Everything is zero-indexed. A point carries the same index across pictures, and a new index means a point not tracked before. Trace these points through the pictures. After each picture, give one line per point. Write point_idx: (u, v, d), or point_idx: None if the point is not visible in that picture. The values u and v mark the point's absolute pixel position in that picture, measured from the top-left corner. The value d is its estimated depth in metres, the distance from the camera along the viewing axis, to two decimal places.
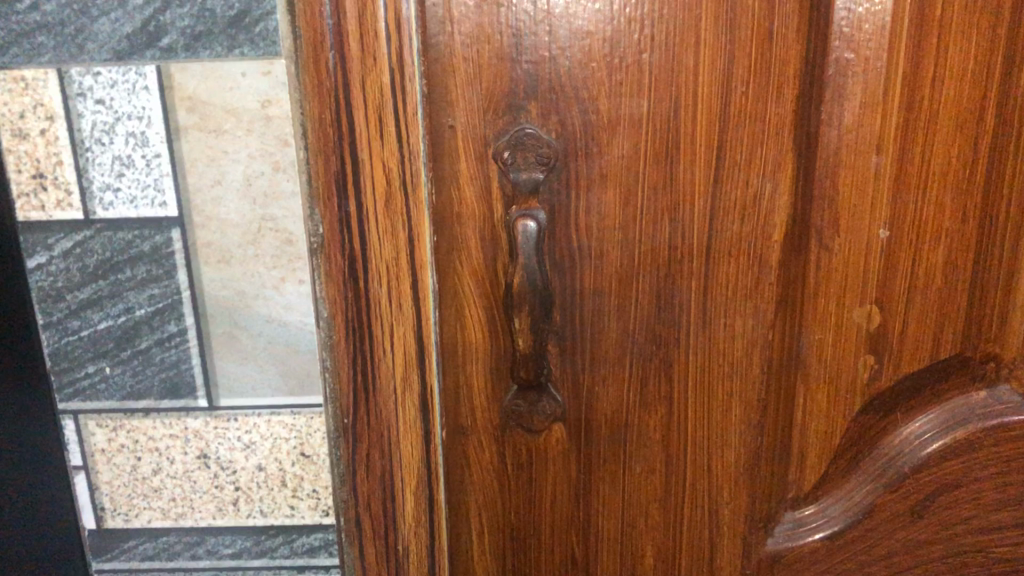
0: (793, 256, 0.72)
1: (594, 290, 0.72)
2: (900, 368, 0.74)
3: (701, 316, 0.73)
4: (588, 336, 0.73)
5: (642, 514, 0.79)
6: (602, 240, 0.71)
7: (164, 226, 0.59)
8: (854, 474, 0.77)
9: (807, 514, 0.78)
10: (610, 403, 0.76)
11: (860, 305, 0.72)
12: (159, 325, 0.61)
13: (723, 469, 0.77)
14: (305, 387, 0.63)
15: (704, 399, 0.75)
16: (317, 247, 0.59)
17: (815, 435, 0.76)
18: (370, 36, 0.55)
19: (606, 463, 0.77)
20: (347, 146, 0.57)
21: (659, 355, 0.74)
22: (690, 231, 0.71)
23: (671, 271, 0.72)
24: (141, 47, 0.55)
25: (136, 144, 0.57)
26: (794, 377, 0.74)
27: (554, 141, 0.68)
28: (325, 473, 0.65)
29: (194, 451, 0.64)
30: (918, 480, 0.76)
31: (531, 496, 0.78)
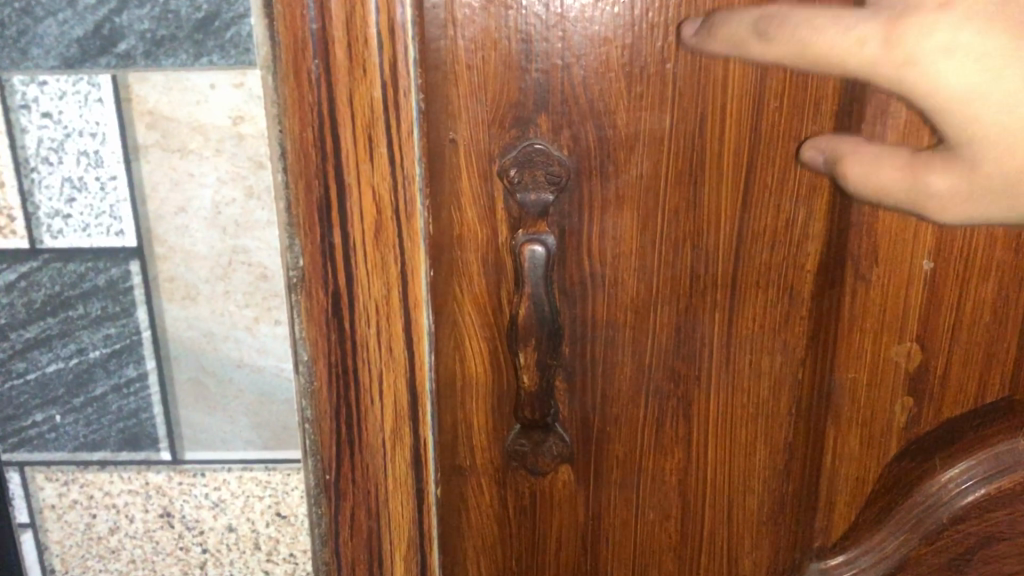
0: (827, 290, 0.63)
1: (607, 322, 0.64)
2: (942, 413, 0.66)
3: (724, 352, 0.65)
4: (600, 370, 0.65)
5: (654, 565, 0.70)
6: (617, 267, 0.63)
7: (121, 257, 0.51)
8: (886, 525, 0.66)
9: (834, 565, 0.68)
10: (622, 445, 0.67)
11: (898, 343, 0.64)
12: (115, 368, 0.53)
13: (746, 517, 0.69)
14: (284, 440, 0.55)
15: (724, 442, 0.67)
16: (297, 281, 0.51)
17: (846, 480, 0.68)
18: (359, 45, 0.48)
19: (617, 508, 0.69)
20: (332, 169, 0.50)
21: (676, 394, 0.66)
22: (715, 260, 0.63)
23: (692, 303, 0.64)
24: (95, 53, 0.48)
25: (89, 164, 0.50)
26: (824, 420, 0.66)
27: (566, 158, 0.60)
28: (304, 534, 0.57)
29: (156, 509, 0.56)
30: (961, 531, 0.64)
31: (534, 543, 0.70)
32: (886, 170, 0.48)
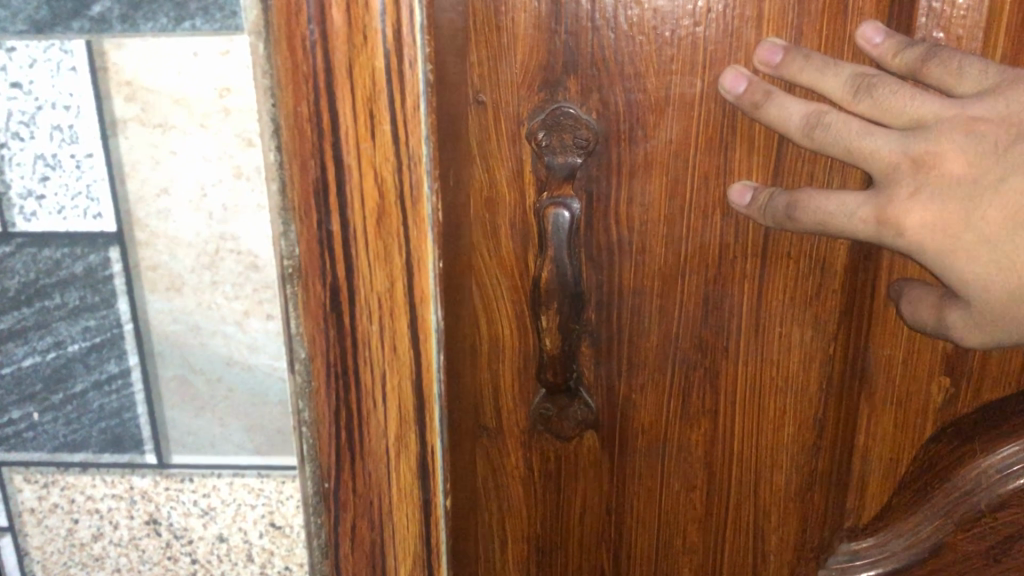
0: (864, 261, 0.57)
1: (635, 289, 0.59)
2: (981, 395, 0.58)
3: (754, 323, 0.59)
4: (625, 340, 0.60)
5: (679, 534, 0.65)
6: (645, 234, 0.58)
7: (100, 243, 0.47)
8: (922, 507, 0.59)
9: (866, 545, 0.61)
10: (648, 413, 0.62)
11: None
12: (96, 364, 0.49)
13: (773, 493, 0.63)
14: (278, 445, 0.50)
15: (750, 416, 0.62)
16: (292, 272, 0.46)
17: (879, 459, 0.61)
18: (359, 8, 0.43)
19: (641, 478, 0.64)
20: (329, 149, 0.45)
21: (704, 365, 0.61)
22: (746, 231, 0.57)
23: (721, 273, 0.58)
24: (67, 17, 0.43)
25: (63, 140, 0.45)
26: (857, 395, 0.60)
27: (595, 122, 0.55)
28: (300, 547, 0.51)
29: (141, 515, 0.52)
30: (1000, 519, 0.57)
31: (559, 510, 0.65)
32: (922, 310, 0.52)
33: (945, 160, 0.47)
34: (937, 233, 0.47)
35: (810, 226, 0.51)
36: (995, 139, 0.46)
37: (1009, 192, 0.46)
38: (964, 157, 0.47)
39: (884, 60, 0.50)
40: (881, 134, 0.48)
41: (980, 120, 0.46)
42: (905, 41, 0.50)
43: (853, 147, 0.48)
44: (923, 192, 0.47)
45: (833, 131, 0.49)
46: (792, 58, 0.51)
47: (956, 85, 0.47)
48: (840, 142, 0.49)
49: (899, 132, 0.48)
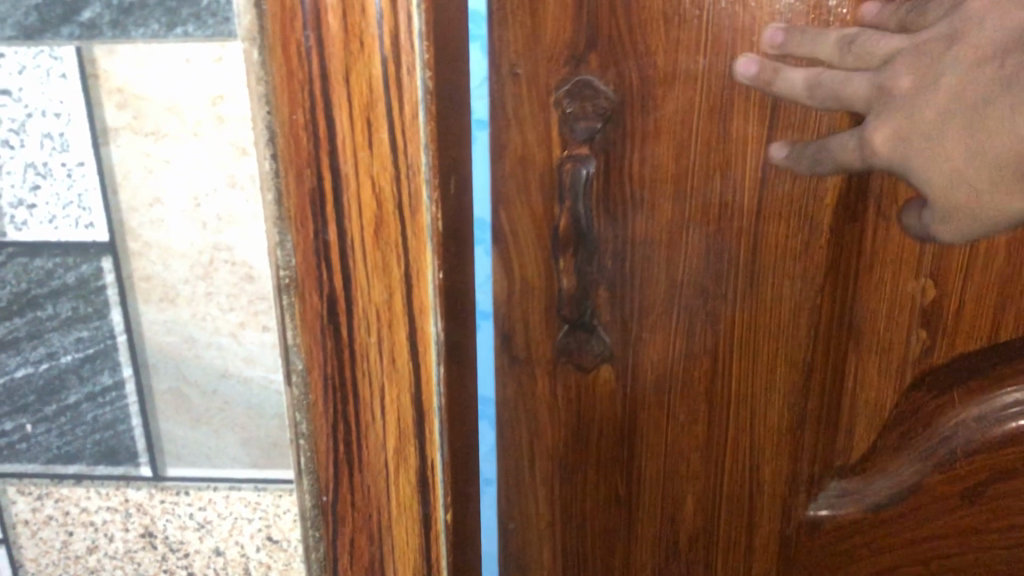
0: (847, 221, 0.74)
1: (644, 239, 0.77)
2: (953, 349, 0.77)
3: (750, 275, 0.77)
4: (636, 282, 0.79)
5: (683, 460, 0.86)
6: (654, 192, 0.75)
7: (92, 253, 0.46)
8: (904, 449, 0.81)
9: (851, 484, 0.84)
10: (656, 352, 0.81)
11: (916, 278, 0.75)
12: (89, 375, 0.48)
13: (766, 427, 0.83)
14: (274, 458, 0.49)
15: (748, 356, 0.80)
16: (288, 284, 0.45)
17: (864, 406, 0.81)
18: (356, 15, 0.42)
19: (651, 406, 0.84)
20: (326, 158, 0.43)
21: (705, 309, 0.79)
22: (743, 189, 0.74)
23: (721, 226, 0.76)
24: (56, 22, 0.42)
25: (54, 148, 0.44)
26: (845, 342, 0.79)
27: (612, 93, 0.72)
28: (297, 562, 0.51)
29: (137, 528, 0.51)
30: (969, 463, 0.80)
31: (580, 436, 0.86)
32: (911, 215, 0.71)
33: (900, 78, 0.64)
34: (903, 142, 0.65)
35: (828, 166, 0.70)
36: (932, 48, 0.62)
37: (944, 86, 0.62)
38: (915, 73, 0.63)
39: (857, 15, 0.67)
40: (858, 77, 0.66)
41: (930, 41, 0.62)
42: (877, 5, 0.66)
43: (846, 95, 0.67)
44: (891, 110, 0.64)
45: (829, 87, 0.67)
46: (793, 37, 0.68)
47: (919, 20, 0.64)
48: (841, 87, 0.67)
49: (874, 70, 0.65)
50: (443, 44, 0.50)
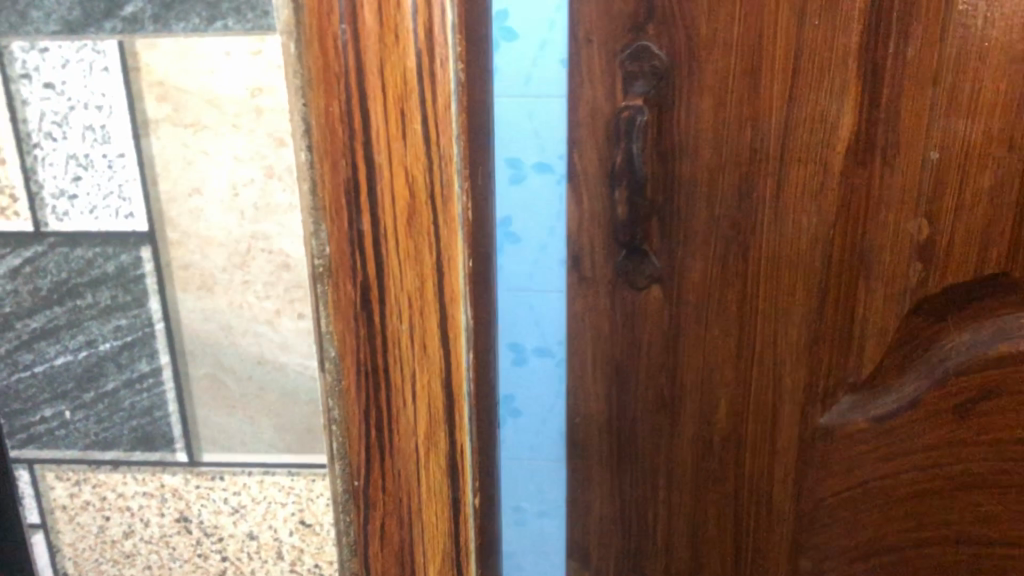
0: (857, 169, 0.93)
1: (689, 178, 0.97)
2: (947, 278, 0.95)
3: (775, 210, 0.96)
4: (681, 215, 0.99)
5: (718, 370, 1.06)
6: (697, 137, 0.95)
7: (131, 243, 0.47)
8: (906, 370, 1.01)
9: (861, 399, 1.04)
10: (697, 277, 1.02)
11: (914, 218, 0.94)
12: (127, 363, 0.49)
13: (788, 342, 1.03)
14: (308, 443, 0.50)
15: (772, 278, 1.00)
16: (322, 271, 0.46)
17: (874, 330, 1.00)
18: (391, 7, 0.42)
19: (692, 320, 1.04)
20: (361, 148, 0.44)
21: (737, 241, 0.99)
22: (771, 137, 0.93)
23: (750, 169, 0.95)
24: (98, 17, 0.43)
25: (95, 140, 0.45)
26: (856, 268, 0.97)
27: (663, 57, 0.93)
28: (330, 546, 0.52)
29: (172, 513, 0.52)
30: (957, 384, 0.99)
31: (634, 343, 1.07)
32: None
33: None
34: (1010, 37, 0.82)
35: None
36: None
37: None
38: None
39: None
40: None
41: None
42: None
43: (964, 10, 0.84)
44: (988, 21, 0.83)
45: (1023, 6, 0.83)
46: None
47: None
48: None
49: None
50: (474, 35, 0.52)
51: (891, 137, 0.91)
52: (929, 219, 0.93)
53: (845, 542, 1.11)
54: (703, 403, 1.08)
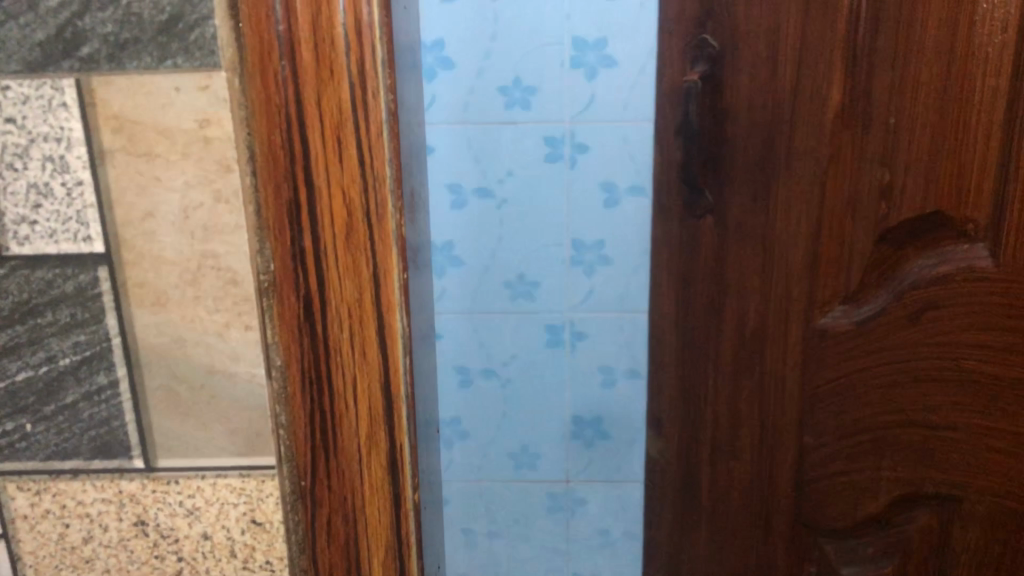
0: (841, 121, 1.05)
1: (746, 125, 1.09)
2: (909, 210, 1.05)
3: (761, 159, 1.10)
4: (733, 167, 1.11)
5: (755, 300, 1.16)
6: (751, 96, 1.08)
7: (89, 264, 0.51)
8: (883, 288, 1.10)
9: (860, 308, 1.11)
10: (737, 211, 1.13)
11: (874, 162, 1.05)
12: (86, 376, 0.53)
13: (800, 272, 1.13)
14: (257, 446, 0.54)
15: (785, 212, 1.11)
16: (268, 286, 0.50)
17: (858, 256, 1.09)
18: (326, 46, 0.48)
19: (717, 251, 1.16)
20: (300, 172, 0.49)
21: (757, 181, 1.11)
22: (777, 96, 1.06)
23: (752, 120, 1.09)
24: (57, 57, 0.48)
25: (55, 170, 0.49)
26: (839, 202, 1.08)
27: (717, 46, 1.08)
28: (280, 543, 0.55)
29: (130, 517, 0.56)
30: (917, 304, 1.07)
31: (683, 281, 1.21)
32: None
33: None
34: None
35: None
36: None
37: None
38: None
39: None
40: None
41: None
42: None
43: None
44: None
45: None
46: None
47: None
48: None
49: None
50: (401, 64, 0.58)
51: (868, 103, 1.03)
52: (895, 161, 1.03)
53: (833, 439, 1.18)
54: (740, 325, 1.18)
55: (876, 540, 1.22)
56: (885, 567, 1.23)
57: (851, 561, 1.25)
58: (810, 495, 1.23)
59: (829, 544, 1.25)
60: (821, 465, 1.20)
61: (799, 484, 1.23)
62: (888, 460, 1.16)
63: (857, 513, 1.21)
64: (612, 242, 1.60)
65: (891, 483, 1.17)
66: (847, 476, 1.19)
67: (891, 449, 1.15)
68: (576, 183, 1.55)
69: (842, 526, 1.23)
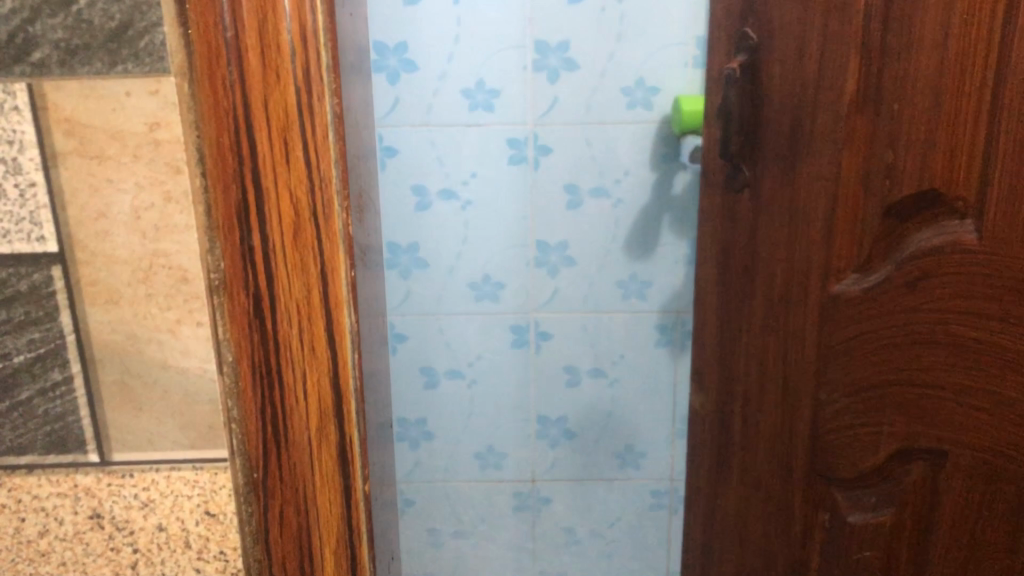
0: (868, 70, 0.82)
1: (781, 104, 0.92)
2: (925, 179, 0.81)
3: (784, 124, 0.92)
4: (767, 157, 0.96)
5: (749, 298, 1.03)
6: (782, 76, 0.92)
7: (42, 263, 0.52)
8: (882, 263, 0.87)
9: (866, 279, 0.89)
10: (769, 189, 0.96)
11: (884, 119, 0.82)
12: (41, 373, 0.54)
13: (801, 259, 0.94)
14: (210, 439, 0.56)
15: (789, 183, 0.93)
16: (219, 284, 0.52)
17: (862, 235, 0.88)
18: (272, 52, 0.49)
19: (738, 236, 1.03)
20: (249, 173, 0.50)
21: (781, 151, 0.94)
22: (789, 46, 0.90)
23: (772, 82, 0.93)
24: (10, 62, 0.49)
25: (8, 171, 0.51)
26: (846, 172, 0.86)
27: (756, 36, 0.94)
28: (234, 532, 0.57)
29: (85, 510, 0.57)
30: (920, 289, 0.84)
31: (722, 286, 1.07)
32: None
33: None
34: None
35: None
36: None
37: None
38: None
39: None
40: None
41: None
42: None
43: None
44: None
45: None
46: None
47: None
48: None
49: None
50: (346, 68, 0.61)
51: (884, 76, 0.81)
52: (899, 140, 0.82)
53: (843, 396, 0.94)
54: (770, 298, 0.99)
55: (878, 491, 0.96)
56: (884, 518, 0.96)
57: (861, 513, 0.98)
58: (826, 444, 0.98)
59: (839, 494, 0.99)
60: (832, 420, 0.96)
61: (815, 443, 0.99)
62: (888, 420, 0.91)
63: (862, 466, 0.95)
64: (574, 245, 1.80)
65: (891, 438, 0.92)
66: (855, 430, 0.94)
67: (894, 400, 0.90)
68: (540, 183, 1.75)
69: (852, 476, 0.97)
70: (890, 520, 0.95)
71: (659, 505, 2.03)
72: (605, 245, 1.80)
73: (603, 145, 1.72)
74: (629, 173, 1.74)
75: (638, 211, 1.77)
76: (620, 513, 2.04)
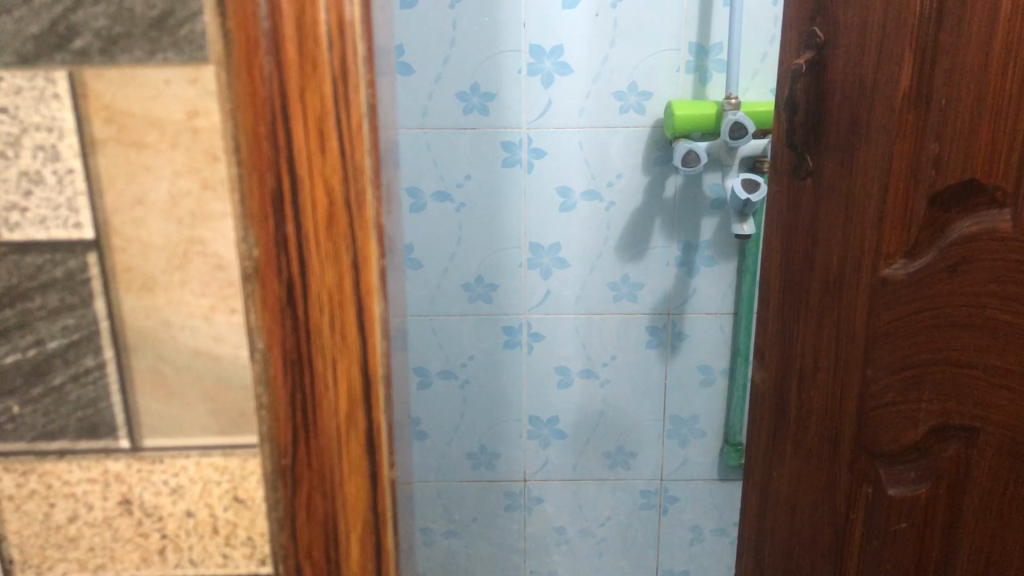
0: (920, 76, 0.89)
1: (841, 101, 1.03)
2: (968, 168, 0.85)
3: (848, 120, 1.01)
4: (825, 147, 1.08)
5: (811, 277, 1.14)
6: (842, 79, 1.02)
7: (79, 249, 0.53)
8: (928, 249, 0.92)
9: (911, 264, 0.94)
10: (828, 178, 1.08)
11: (928, 121, 0.89)
12: (74, 358, 0.55)
13: (868, 252, 0.99)
14: (239, 425, 0.56)
15: (853, 179, 1.01)
16: (251, 271, 0.52)
17: (913, 223, 0.93)
18: (309, 42, 0.48)
19: (809, 218, 1.14)
20: (284, 162, 0.50)
21: (843, 148, 1.03)
22: (854, 53, 0.99)
23: (840, 81, 1.03)
24: (51, 50, 0.50)
25: (46, 158, 0.52)
26: (898, 164, 0.92)
27: (821, 32, 1.08)
28: (261, 519, 0.58)
29: (115, 495, 0.58)
30: (963, 271, 0.89)
31: (796, 263, 1.19)
32: None
33: None
34: None
35: None
36: None
37: None
38: None
39: None
40: None
41: None
42: None
43: None
44: None
45: None
46: None
47: None
48: None
49: None
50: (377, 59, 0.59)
51: (933, 79, 0.87)
52: (944, 135, 0.87)
53: (887, 373, 1.01)
54: (825, 275, 1.10)
55: (917, 466, 1.01)
56: (921, 492, 1.01)
57: (900, 486, 1.03)
58: (867, 424, 1.05)
59: (882, 468, 1.05)
60: (877, 397, 1.03)
61: (860, 419, 1.06)
62: (926, 398, 0.96)
63: (903, 441, 1.01)
64: (566, 246, 1.92)
65: (929, 415, 0.97)
66: (897, 407, 1.00)
67: (931, 381, 0.95)
68: (533, 186, 1.87)
69: (894, 451, 1.02)
70: (927, 493, 1.00)
71: (649, 505, 2.13)
72: (597, 247, 1.92)
73: (596, 148, 1.84)
74: (622, 176, 1.86)
75: (631, 212, 1.89)
76: (611, 513, 2.14)
